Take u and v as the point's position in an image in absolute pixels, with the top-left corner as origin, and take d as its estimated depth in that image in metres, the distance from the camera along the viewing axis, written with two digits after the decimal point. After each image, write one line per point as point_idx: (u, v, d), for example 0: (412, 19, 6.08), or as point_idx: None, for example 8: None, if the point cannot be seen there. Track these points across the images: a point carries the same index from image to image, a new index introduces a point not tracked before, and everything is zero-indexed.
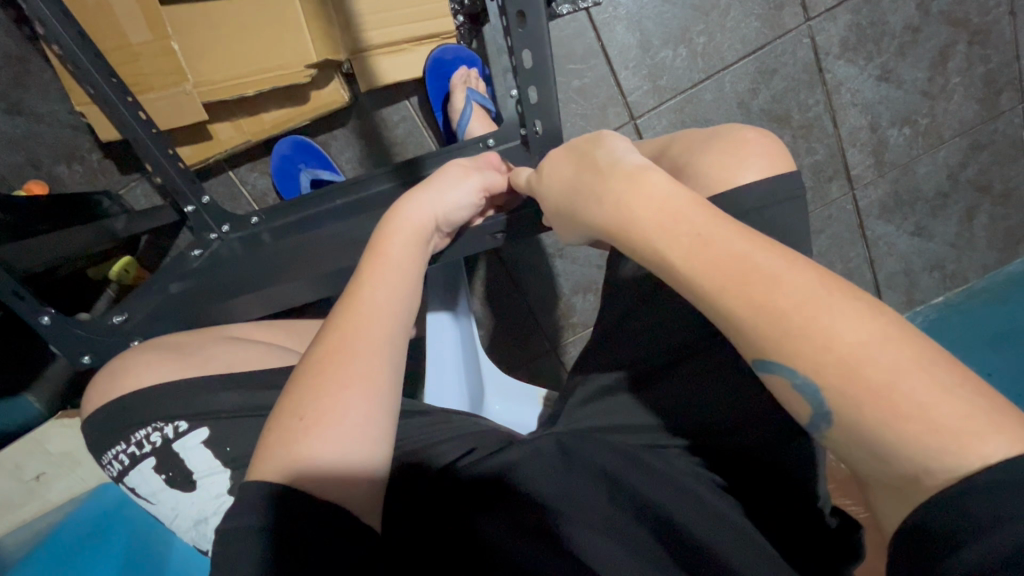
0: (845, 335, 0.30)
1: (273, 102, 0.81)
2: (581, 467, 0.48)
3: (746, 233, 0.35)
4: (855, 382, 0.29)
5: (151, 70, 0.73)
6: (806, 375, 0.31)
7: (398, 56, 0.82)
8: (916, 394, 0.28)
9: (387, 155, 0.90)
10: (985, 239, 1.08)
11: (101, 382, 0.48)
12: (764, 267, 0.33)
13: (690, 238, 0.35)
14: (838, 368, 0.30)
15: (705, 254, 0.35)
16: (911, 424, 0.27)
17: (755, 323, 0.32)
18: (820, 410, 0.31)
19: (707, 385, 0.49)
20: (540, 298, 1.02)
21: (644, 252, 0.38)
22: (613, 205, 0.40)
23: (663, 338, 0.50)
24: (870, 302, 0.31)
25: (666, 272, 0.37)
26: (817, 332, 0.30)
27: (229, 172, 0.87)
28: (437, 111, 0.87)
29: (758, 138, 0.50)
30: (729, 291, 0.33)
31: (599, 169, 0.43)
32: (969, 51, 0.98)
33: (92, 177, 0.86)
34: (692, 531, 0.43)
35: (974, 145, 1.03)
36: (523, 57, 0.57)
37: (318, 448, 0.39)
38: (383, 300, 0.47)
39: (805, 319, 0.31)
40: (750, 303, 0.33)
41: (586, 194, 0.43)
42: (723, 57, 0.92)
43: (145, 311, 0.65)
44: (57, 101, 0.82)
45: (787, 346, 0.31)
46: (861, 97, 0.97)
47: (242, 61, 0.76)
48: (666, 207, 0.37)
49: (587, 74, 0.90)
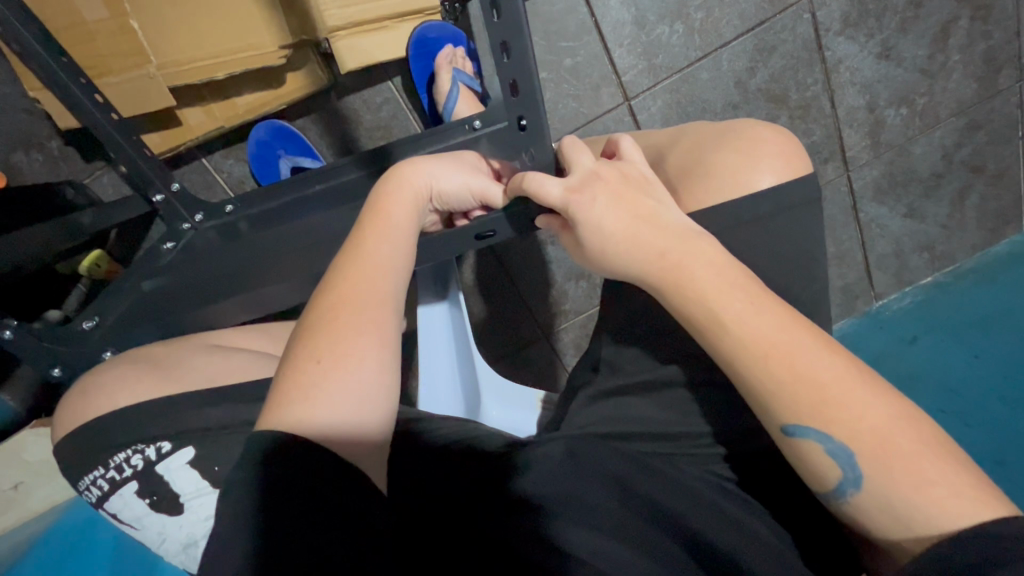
0: (873, 411, 0.36)
1: (246, 85, 0.75)
2: (590, 467, 0.47)
3: (785, 307, 0.41)
4: (885, 451, 0.36)
5: (111, 51, 0.67)
6: (841, 442, 0.37)
7: (379, 35, 0.76)
8: (932, 467, 0.35)
9: (371, 138, 0.85)
10: (976, 219, 1.07)
11: (72, 401, 0.45)
12: (800, 342, 0.38)
13: (743, 303, 0.40)
14: (871, 437, 0.36)
15: (756, 321, 0.39)
16: (935, 489, 0.34)
17: (795, 387, 0.38)
18: (851, 474, 0.37)
19: (718, 397, 0.50)
20: (532, 285, 1.00)
21: (694, 307, 0.41)
22: (669, 262, 0.42)
23: (666, 348, 0.51)
24: (885, 385, 0.38)
25: (713, 329, 0.40)
26: (851, 407, 0.37)
27: (202, 159, 0.82)
28: (422, 93, 0.82)
29: (773, 137, 0.48)
30: (770, 360, 0.38)
31: (651, 219, 0.43)
32: (971, 27, 0.96)
33: (53, 167, 0.80)
34: (703, 529, 0.44)
35: (970, 124, 1.02)
36: (512, 53, 0.52)
37: (333, 389, 0.39)
38: (388, 255, 0.47)
39: (841, 394, 0.37)
40: (792, 370, 0.38)
41: (640, 241, 0.43)
42: (721, 34, 0.88)
43: (116, 312, 0.61)
44: (8, 85, 0.75)
45: (824, 414, 0.37)
46: (860, 75, 0.94)
47: (207, 41, 0.69)
48: (720, 270, 0.41)
49: (579, 52, 0.85)
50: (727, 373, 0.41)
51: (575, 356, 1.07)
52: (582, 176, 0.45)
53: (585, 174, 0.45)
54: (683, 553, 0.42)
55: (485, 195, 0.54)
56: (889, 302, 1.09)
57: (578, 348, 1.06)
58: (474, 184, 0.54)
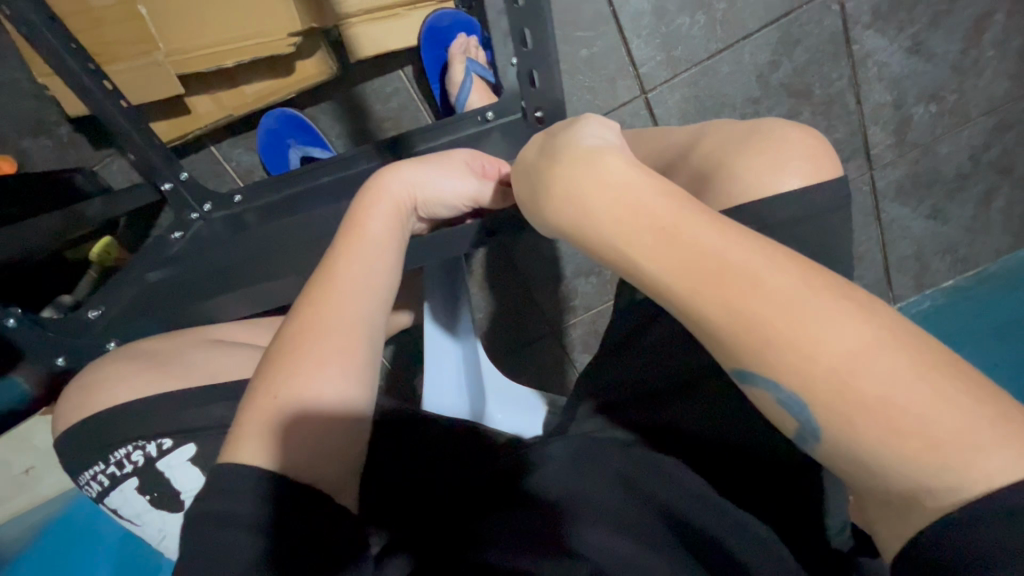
0: (832, 345, 0.27)
1: (254, 73, 0.74)
2: (597, 465, 0.47)
3: (709, 221, 0.32)
4: (850, 398, 0.27)
5: (119, 38, 0.66)
6: (795, 389, 0.28)
7: (390, 23, 0.74)
8: (916, 404, 0.25)
9: (381, 127, 0.83)
10: (1001, 222, 1.04)
11: (72, 395, 0.44)
12: (726, 267, 0.30)
13: (655, 236, 0.31)
14: (828, 380, 0.27)
15: (674, 260, 0.31)
16: (910, 441, 0.25)
17: (730, 335, 0.30)
18: (811, 427, 0.28)
19: (728, 404, 0.47)
20: (541, 281, 0.99)
21: (610, 253, 0.33)
22: (571, 195, 0.34)
23: (681, 352, 0.48)
24: (867, 302, 0.28)
25: (635, 276, 0.33)
26: (801, 344, 0.28)
27: (209, 147, 0.81)
28: (433, 83, 0.80)
29: (802, 138, 0.45)
30: (699, 305, 0.30)
31: (566, 149, 0.36)
32: (1008, 22, 0.91)
33: (62, 153, 0.80)
34: (713, 530, 0.43)
35: (1001, 124, 0.97)
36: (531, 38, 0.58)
37: (294, 420, 0.39)
38: (362, 274, 0.45)
39: (787, 326, 0.28)
40: (728, 312, 0.29)
41: (553, 176, 0.36)
42: (744, 26, 0.85)
43: (122, 302, 0.61)
44: (17, 70, 0.75)
45: (769, 358, 0.29)
46: (888, 71, 0.90)
47: (217, 29, 0.68)
48: (630, 200, 0.33)
49: (595, 43, 0.83)
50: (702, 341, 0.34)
51: (583, 353, 1.06)
52: None
53: None
54: (669, 540, 0.42)
55: (478, 197, 0.52)
56: (908, 304, 1.06)
57: (586, 345, 1.05)
58: (465, 191, 0.51)
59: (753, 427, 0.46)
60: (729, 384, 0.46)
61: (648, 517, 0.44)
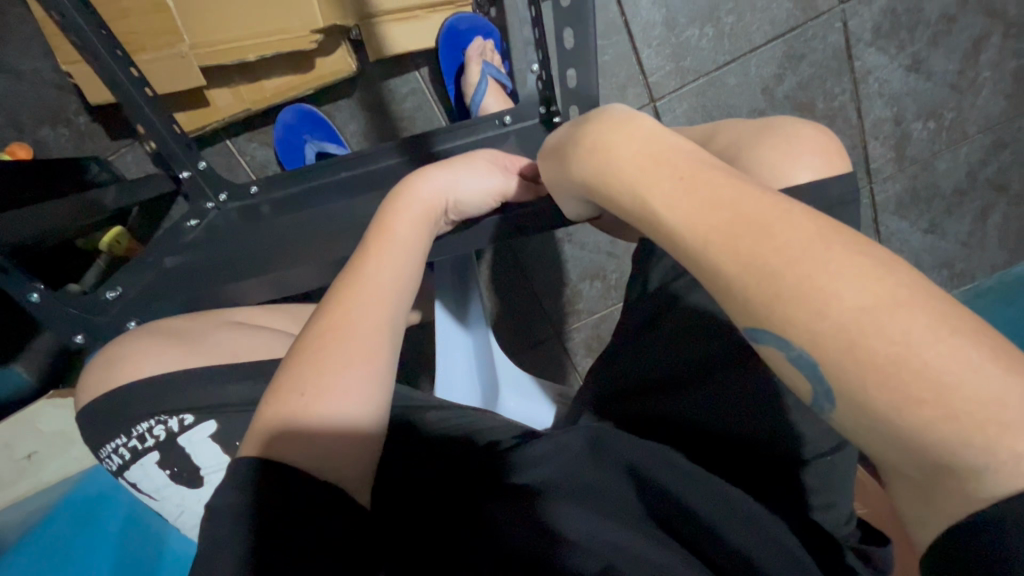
0: (846, 297, 0.25)
1: (275, 69, 0.75)
2: (610, 456, 0.44)
3: (730, 176, 0.31)
4: (855, 358, 0.24)
5: (145, 28, 0.67)
6: (804, 346, 0.26)
7: (411, 25, 0.77)
8: (940, 368, 0.23)
9: (396, 126, 0.84)
10: (997, 238, 1.06)
11: (94, 369, 0.45)
12: (747, 211, 0.28)
13: (675, 184, 0.31)
14: (839, 339, 0.25)
15: (690, 208, 0.30)
16: (925, 410, 0.23)
17: (740, 283, 0.28)
18: (822, 389, 0.26)
19: (735, 397, 0.45)
20: (547, 283, 1.00)
21: (628, 205, 0.33)
22: (597, 154, 0.35)
23: (696, 342, 0.48)
24: (890, 260, 0.26)
25: (647, 226, 0.32)
26: (814, 293, 0.25)
27: (225, 141, 0.82)
28: (449, 84, 0.82)
29: (814, 135, 0.47)
30: (713, 247, 0.28)
31: (595, 122, 0.37)
32: (1003, 44, 0.95)
33: (79, 142, 0.81)
34: (728, 532, 0.39)
35: (996, 142, 1.00)
36: (574, 41, 0.53)
37: (310, 421, 0.37)
38: (391, 279, 0.44)
39: (800, 279, 0.26)
40: (738, 258, 0.28)
41: (581, 144, 0.37)
42: (751, 39, 0.87)
43: (138, 285, 0.61)
44: (40, 58, 0.76)
45: (779, 312, 0.26)
46: (889, 87, 0.93)
47: (241, 24, 0.70)
48: (653, 153, 0.33)
49: (607, 52, 0.85)
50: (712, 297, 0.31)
51: (586, 356, 1.07)
52: None
53: None
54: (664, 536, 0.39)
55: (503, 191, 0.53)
56: None
57: (589, 349, 1.06)
58: (492, 188, 0.52)
59: (763, 422, 0.45)
60: (739, 374, 0.46)
61: (644, 511, 0.41)
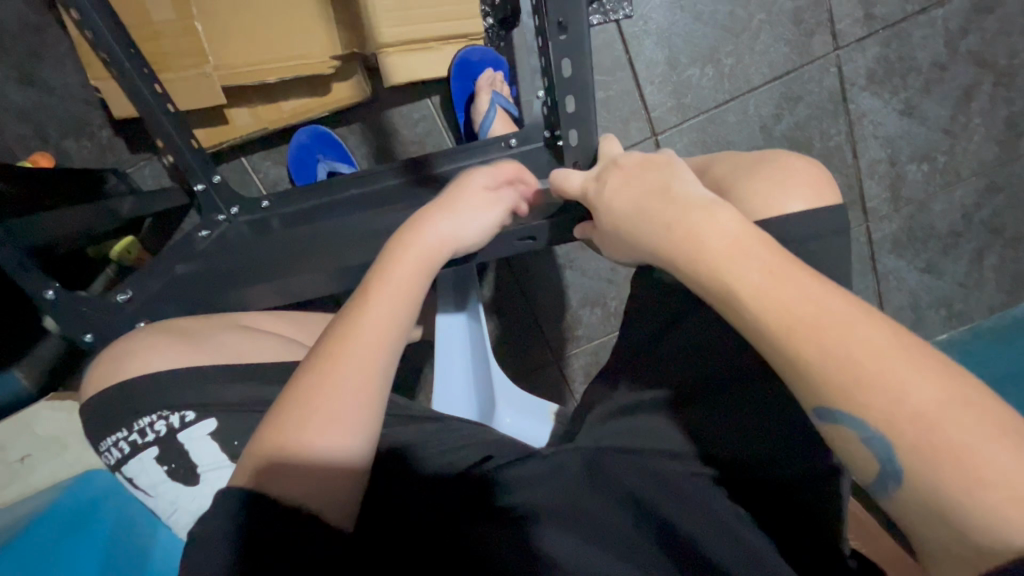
0: (918, 392, 0.27)
1: (293, 92, 0.79)
2: (604, 484, 0.45)
3: (811, 272, 0.33)
4: (930, 443, 0.27)
5: (173, 50, 0.71)
6: (878, 430, 0.28)
7: (424, 55, 0.80)
8: (999, 463, 0.25)
9: (406, 150, 0.87)
10: (993, 280, 1.07)
11: (101, 363, 0.45)
12: (832, 310, 0.30)
13: (759, 271, 0.33)
14: (913, 426, 0.27)
15: (775, 293, 0.32)
16: (989, 492, 0.25)
17: (822, 368, 0.30)
18: (890, 467, 0.28)
19: (745, 420, 0.46)
20: (547, 308, 1.01)
21: (704, 280, 0.35)
22: (680, 231, 0.37)
23: (707, 359, 0.48)
24: (954, 368, 0.28)
25: (726, 303, 0.34)
26: (890, 387, 0.28)
27: (241, 158, 0.84)
28: (459, 112, 0.85)
29: (804, 166, 0.49)
30: (796, 336, 0.31)
31: (664, 193, 0.39)
32: (994, 92, 0.98)
33: (101, 154, 0.84)
34: (716, 555, 0.39)
35: (989, 186, 1.03)
36: (571, 71, 0.54)
37: (294, 464, 0.38)
38: (395, 316, 0.45)
39: (882, 369, 0.28)
40: (821, 349, 0.30)
41: (644, 211, 0.39)
42: (750, 80, 0.91)
43: (147, 291, 0.63)
44: (71, 74, 0.80)
45: (857, 399, 0.29)
46: (884, 130, 0.97)
47: (264, 49, 0.73)
48: (734, 237, 0.35)
49: (612, 87, 0.89)
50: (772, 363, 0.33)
51: (583, 381, 1.07)
52: (604, 166, 0.45)
53: (608, 163, 0.45)
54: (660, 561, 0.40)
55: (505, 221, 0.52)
56: None
57: (587, 375, 1.06)
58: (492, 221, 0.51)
59: (774, 446, 0.45)
60: (752, 394, 0.46)
61: (648, 539, 0.41)
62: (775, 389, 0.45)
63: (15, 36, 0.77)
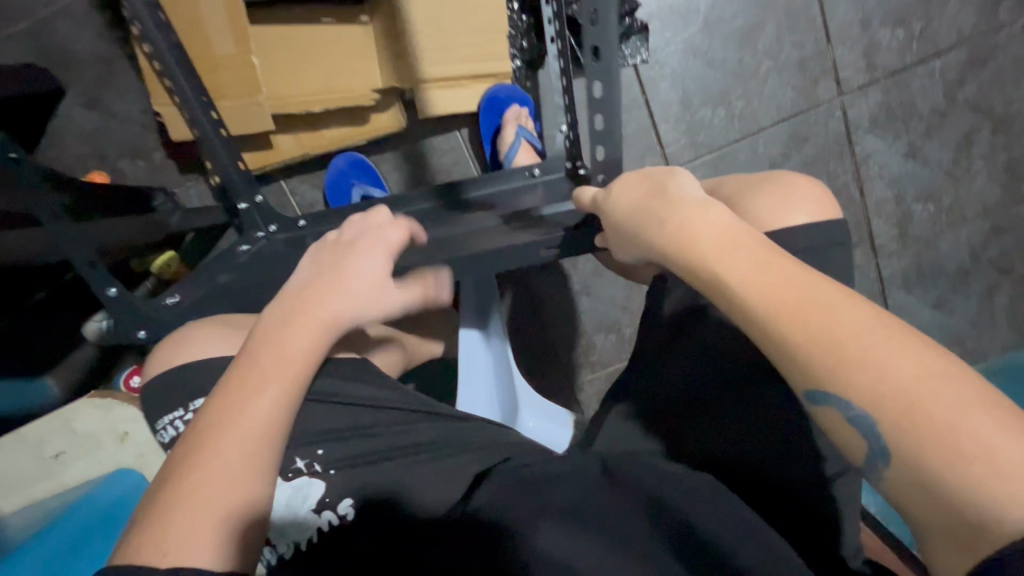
0: (898, 370, 0.30)
1: (334, 121, 0.85)
2: (621, 486, 0.48)
3: (798, 265, 0.36)
4: (916, 419, 0.28)
5: (230, 80, 0.77)
6: (863, 408, 0.30)
7: (455, 91, 0.86)
8: (983, 436, 0.27)
9: (434, 178, 0.93)
10: (1005, 320, 1.08)
11: (166, 348, 0.51)
12: (816, 296, 0.33)
13: (747, 263, 0.36)
14: (896, 403, 0.29)
15: (761, 281, 0.35)
16: (974, 465, 0.27)
17: (807, 350, 0.32)
18: (878, 446, 0.30)
19: (748, 425, 0.51)
20: (563, 333, 1.03)
21: (697, 271, 0.38)
22: (672, 226, 0.40)
23: (714, 370, 0.53)
24: (937, 351, 0.30)
25: (716, 291, 0.37)
26: (872, 365, 0.30)
27: (280, 181, 0.90)
28: (486, 144, 0.91)
29: (806, 184, 0.53)
30: (781, 320, 0.33)
31: (660, 195, 0.43)
32: (993, 138, 1.02)
33: (152, 173, 0.90)
34: (726, 547, 0.43)
35: (995, 227, 1.05)
36: (599, 92, 0.55)
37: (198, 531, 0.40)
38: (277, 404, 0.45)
39: (861, 349, 0.31)
40: (804, 331, 0.32)
41: (642, 213, 0.43)
42: (758, 121, 0.97)
43: (193, 295, 0.67)
44: (132, 101, 0.87)
45: (840, 377, 0.31)
46: (888, 170, 1.01)
47: (313, 83, 0.81)
48: (725, 234, 0.38)
49: (629, 124, 0.95)
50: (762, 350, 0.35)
51: (594, 406, 1.09)
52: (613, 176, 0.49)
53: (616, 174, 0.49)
54: (676, 562, 0.42)
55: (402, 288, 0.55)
56: None
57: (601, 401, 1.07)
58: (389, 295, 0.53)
59: (774, 447, 0.50)
60: (754, 400, 0.51)
61: (664, 541, 0.44)
62: (774, 397, 0.50)
63: (87, 66, 0.85)
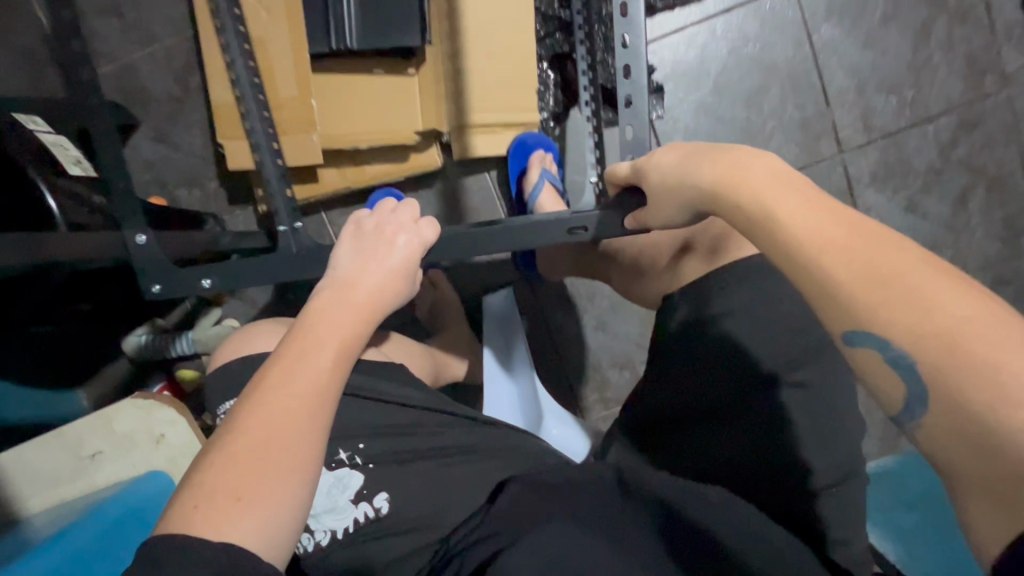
0: (947, 309, 0.30)
1: (377, 158, 0.94)
2: (639, 492, 0.52)
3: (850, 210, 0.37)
4: (960, 361, 0.29)
5: (290, 118, 0.87)
6: (903, 347, 0.31)
7: (489, 137, 0.95)
8: None
9: (463, 214, 1.01)
10: None
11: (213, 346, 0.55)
12: (868, 233, 0.34)
13: (798, 201, 0.38)
14: (940, 341, 0.30)
15: (815, 221, 0.36)
16: (1019, 413, 0.27)
17: (852, 282, 0.33)
18: (917, 389, 0.31)
19: (744, 435, 0.57)
20: (579, 367, 1.06)
21: (746, 210, 0.40)
22: (723, 167, 0.43)
23: (713, 384, 0.57)
24: (987, 296, 0.31)
25: (762, 227, 0.38)
26: (920, 302, 0.31)
27: (322, 213, 0.98)
28: (513, 184, 0.99)
29: None
30: (826, 255, 0.34)
31: (710, 153, 0.45)
32: (988, 196, 1.08)
33: (205, 201, 0.98)
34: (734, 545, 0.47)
35: (996, 280, 1.10)
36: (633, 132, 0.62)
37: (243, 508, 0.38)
38: (326, 374, 0.46)
39: (910, 286, 0.32)
40: (849, 262, 0.33)
41: (692, 169, 0.46)
42: None
43: None
44: (194, 135, 0.97)
45: (884, 313, 0.32)
46: (889, 223, 1.07)
47: (362, 124, 0.90)
48: (778, 179, 0.40)
49: None
50: (801, 289, 0.36)
51: None
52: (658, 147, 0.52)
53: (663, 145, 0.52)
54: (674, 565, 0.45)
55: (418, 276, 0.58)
56: None
57: None
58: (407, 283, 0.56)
59: (771, 454, 0.56)
60: (750, 412, 0.56)
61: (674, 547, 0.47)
62: (768, 410, 0.55)
63: (161, 105, 0.95)
